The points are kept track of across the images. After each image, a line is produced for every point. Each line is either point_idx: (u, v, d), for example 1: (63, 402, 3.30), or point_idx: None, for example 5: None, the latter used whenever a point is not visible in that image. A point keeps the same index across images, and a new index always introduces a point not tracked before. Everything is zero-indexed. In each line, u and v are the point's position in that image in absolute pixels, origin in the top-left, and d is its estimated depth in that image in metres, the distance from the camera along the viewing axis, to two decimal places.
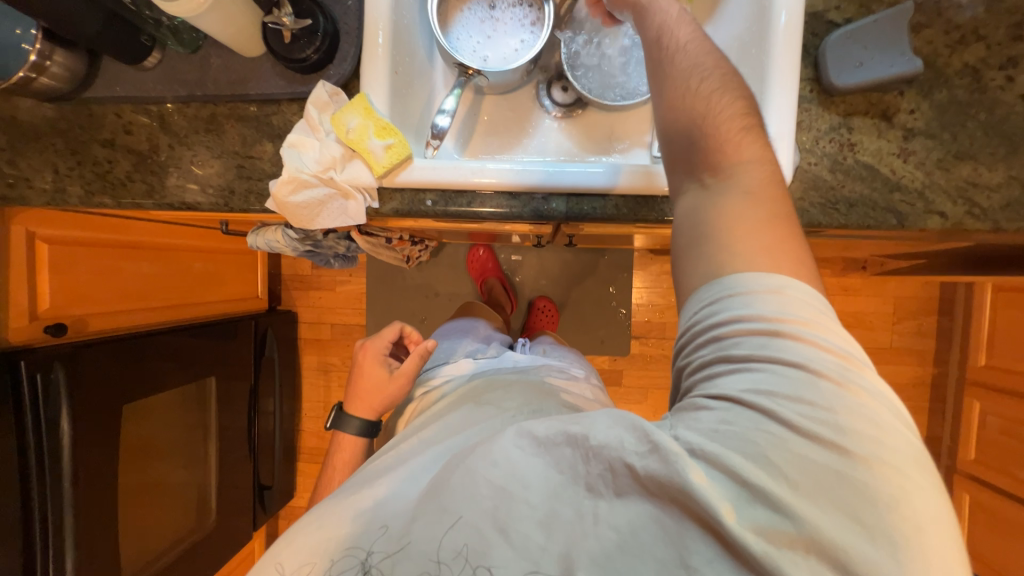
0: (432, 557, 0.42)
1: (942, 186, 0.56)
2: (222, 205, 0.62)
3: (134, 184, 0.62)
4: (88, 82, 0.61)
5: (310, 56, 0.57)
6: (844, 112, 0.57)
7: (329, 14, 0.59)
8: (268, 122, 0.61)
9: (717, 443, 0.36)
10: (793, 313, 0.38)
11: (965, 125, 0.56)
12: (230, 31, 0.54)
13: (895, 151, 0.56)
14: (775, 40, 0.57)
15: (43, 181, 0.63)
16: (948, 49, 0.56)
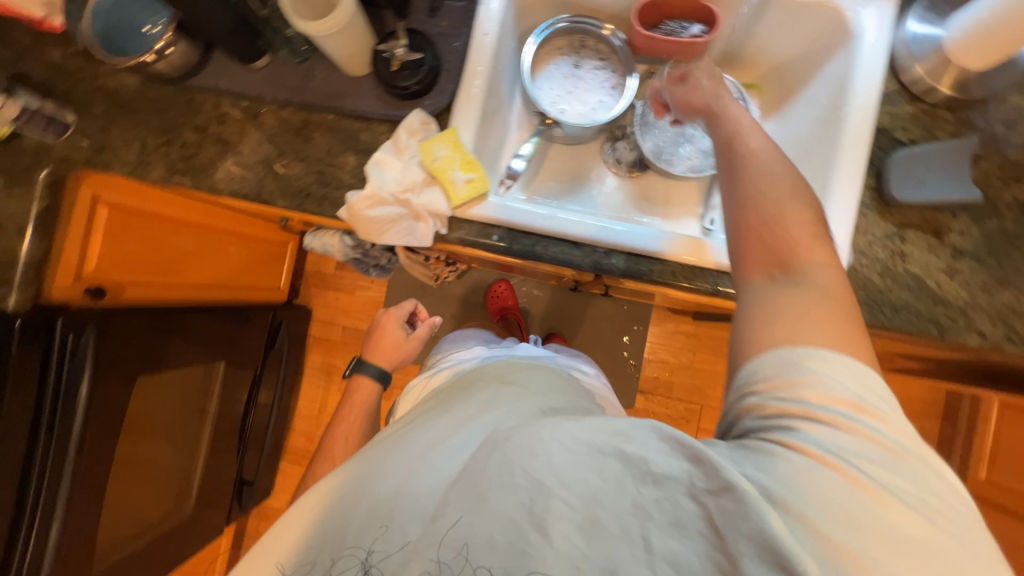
0: (433, 556, 0.42)
1: (985, 309, 0.58)
2: (295, 205, 0.64)
3: (216, 171, 0.65)
4: (196, 72, 0.65)
5: (411, 86, 0.61)
6: (899, 223, 0.61)
7: (435, 51, 0.63)
8: (356, 136, 0.64)
9: (775, 483, 0.35)
10: (870, 392, 0.37)
11: (1011, 255, 0.59)
12: (347, 51, 0.59)
13: (944, 268, 0.59)
14: (844, 148, 0.61)
15: (128, 152, 0.66)
16: (1001, 182, 0.60)
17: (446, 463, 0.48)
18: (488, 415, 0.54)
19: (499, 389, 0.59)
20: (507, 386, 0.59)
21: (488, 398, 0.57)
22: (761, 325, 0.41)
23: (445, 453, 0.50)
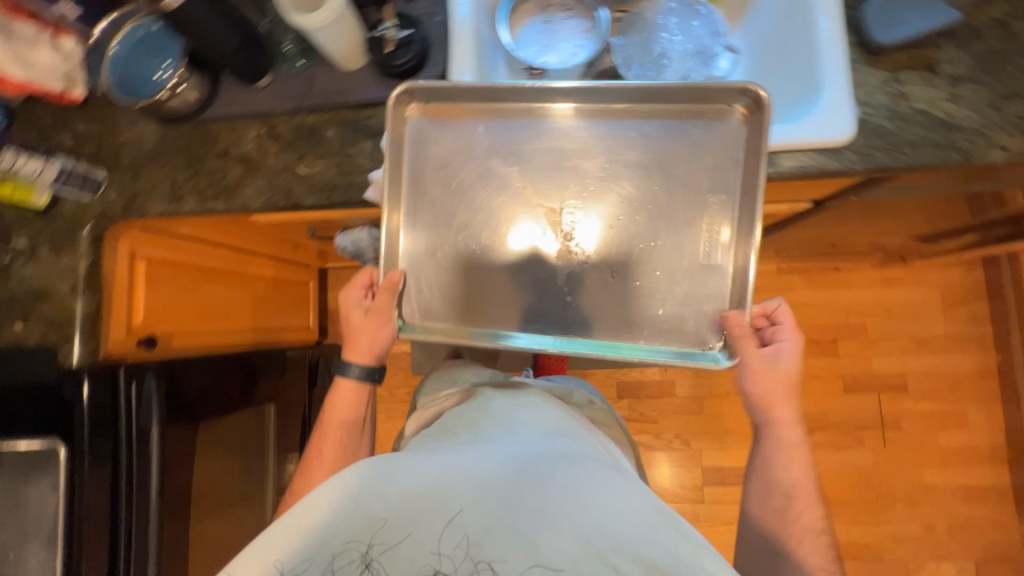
0: (434, 549, 0.58)
1: (999, 122, 0.68)
2: (324, 197, 0.78)
3: (243, 188, 0.79)
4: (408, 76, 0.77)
5: (405, 61, 0.75)
6: (891, 67, 0.70)
7: (422, 29, 0.76)
8: (365, 127, 0.78)
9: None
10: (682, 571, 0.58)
11: (1005, 69, 0.69)
12: (342, 45, 0.72)
13: (946, 96, 0.69)
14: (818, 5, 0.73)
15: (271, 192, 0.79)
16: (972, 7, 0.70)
17: (462, 496, 0.61)
18: (507, 464, 0.66)
19: (510, 445, 0.70)
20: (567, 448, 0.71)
21: (565, 469, 0.66)
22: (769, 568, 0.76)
23: (456, 472, 0.64)
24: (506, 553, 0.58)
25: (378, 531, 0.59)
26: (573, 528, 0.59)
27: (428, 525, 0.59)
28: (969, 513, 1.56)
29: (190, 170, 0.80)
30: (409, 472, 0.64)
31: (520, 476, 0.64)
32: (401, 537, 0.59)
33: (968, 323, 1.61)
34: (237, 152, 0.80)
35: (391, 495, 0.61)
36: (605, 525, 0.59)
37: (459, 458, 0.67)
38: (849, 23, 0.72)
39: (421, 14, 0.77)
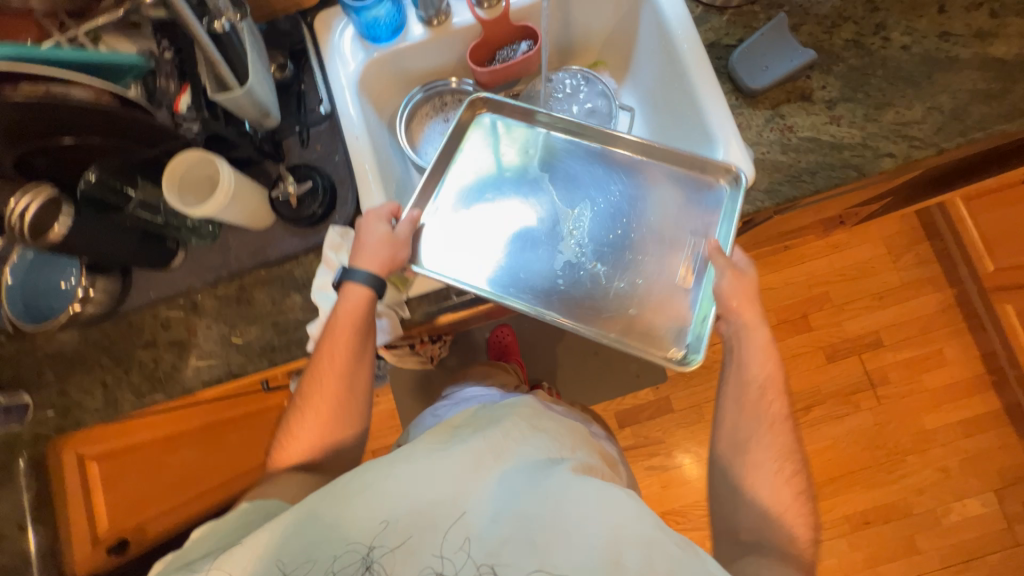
0: (435, 558, 0.51)
1: (879, 133, 0.72)
2: (266, 360, 0.75)
3: (182, 372, 0.76)
4: (322, 221, 0.76)
5: (315, 210, 0.74)
6: (771, 105, 0.74)
7: (324, 174, 0.76)
8: (292, 276, 0.76)
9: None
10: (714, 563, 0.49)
11: (870, 82, 0.74)
12: (246, 211, 0.70)
13: (827, 120, 0.73)
14: (686, 61, 0.76)
15: (212, 370, 0.76)
16: (826, 34, 0.75)
17: (476, 513, 0.53)
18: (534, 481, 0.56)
19: (535, 455, 0.60)
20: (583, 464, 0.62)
21: (593, 486, 0.55)
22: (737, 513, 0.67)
23: (472, 474, 0.56)
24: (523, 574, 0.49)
25: (393, 541, 0.52)
26: (590, 551, 0.49)
27: (437, 533, 0.52)
28: (975, 444, 1.61)
29: (120, 368, 0.77)
30: (419, 483, 0.55)
31: (542, 496, 0.54)
32: (406, 541, 0.52)
33: (919, 266, 1.68)
34: (165, 338, 0.77)
35: (399, 503, 0.54)
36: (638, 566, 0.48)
37: (482, 473, 0.57)
38: (722, 74, 0.76)
39: (320, 157, 0.78)
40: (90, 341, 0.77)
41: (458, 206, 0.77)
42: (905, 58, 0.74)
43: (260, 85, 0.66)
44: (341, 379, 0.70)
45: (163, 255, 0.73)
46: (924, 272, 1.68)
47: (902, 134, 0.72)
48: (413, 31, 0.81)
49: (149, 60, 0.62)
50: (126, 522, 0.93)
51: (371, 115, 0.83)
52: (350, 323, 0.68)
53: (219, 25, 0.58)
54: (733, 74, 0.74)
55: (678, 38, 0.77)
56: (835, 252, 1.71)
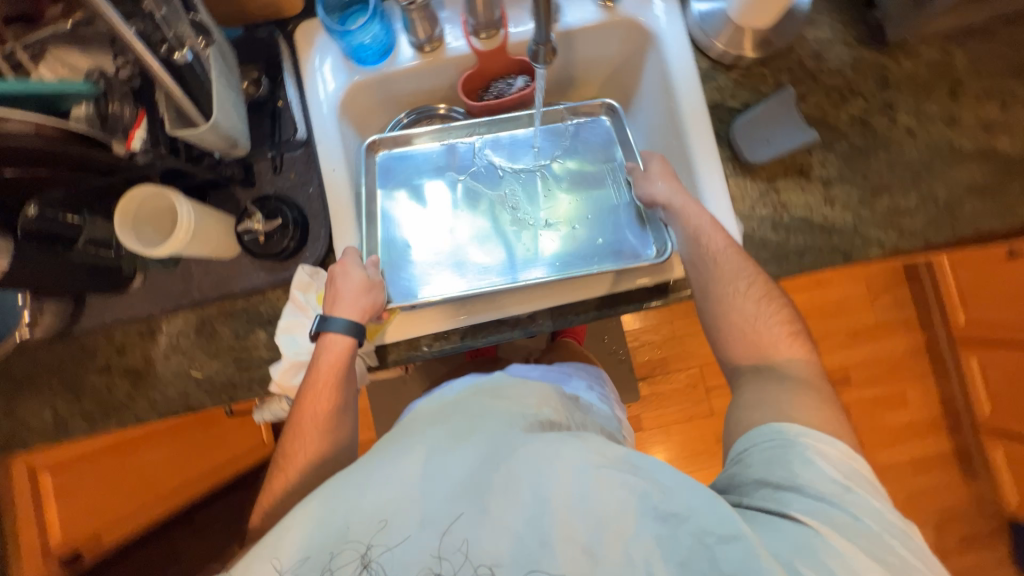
0: (432, 553, 0.51)
1: (871, 219, 0.71)
2: (226, 396, 0.73)
3: (136, 400, 0.73)
4: (294, 254, 0.71)
5: (287, 244, 0.70)
6: (768, 179, 0.72)
7: (295, 205, 0.71)
8: (257, 311, 0.73)
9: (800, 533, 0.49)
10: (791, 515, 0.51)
11: (870, 165, 0.72)
12: (209, 247, 0.66)
13: (821, 201, 0.71)
14: (687, 122, 0.73)
15: (169, 400, 0.73)
16: (833, 107, 0.72)
17: (437, 486, 0.53)
18: (493, 443, 0.57)
19: (495, 416, 0.61)
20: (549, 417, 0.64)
21: (548, 441, 0.56)
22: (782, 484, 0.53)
23: (445, 458, 0.56)
24: (492, 542, 0.51)
25: (377, 531, 0.51)
26: (543, 506, 0.52)
27: (410, 518, 0.52)
28: (922, 482, 1.68)
29: (72, 392, 0.73)
30: (380, 471, 0.55)
31: (500, 458, 0.55)
32: (381, 527, 0.52)
33: (896, 308, 1.70)
34: (120, 364, 0.73)
35: (365, 500, 0.53)
36: (603, 515, 0.51)
37: (443, 449, 0.57)
38: (722, 139, 0.73)
39: (293, 186, 0.73)
40: (38, 360, 0.73)
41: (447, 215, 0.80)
42: (909, 143, 0.72)
43: (227, 114, 0.60)
44: (333, 414, 0.67)
45: (117, 281, 0.69)
46: (899, 315, 1.70)
47: (895, 223, 0.71)
48: (402, 54, 0.75)
49: (96, 83, 0.56)
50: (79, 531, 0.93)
51: (352, 141, 0.78)
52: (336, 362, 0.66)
53: (180, 54, 0.53)
54: (735, 143, 0.71)
55: (681, 89, 0.73)
56: (817, 287, 1.71)
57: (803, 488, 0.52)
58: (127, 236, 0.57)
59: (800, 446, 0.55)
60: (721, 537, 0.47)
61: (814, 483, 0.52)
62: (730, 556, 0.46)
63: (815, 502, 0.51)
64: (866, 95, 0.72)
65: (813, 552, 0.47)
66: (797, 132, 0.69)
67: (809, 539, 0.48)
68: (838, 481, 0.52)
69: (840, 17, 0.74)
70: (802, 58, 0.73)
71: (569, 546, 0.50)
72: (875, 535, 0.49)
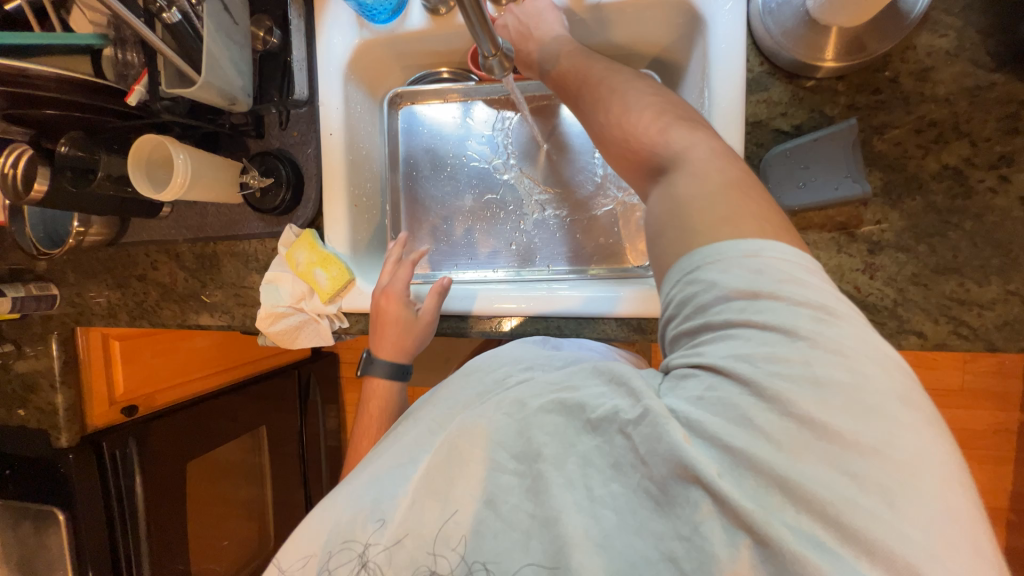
0: (429, 547, 0.43)
1: (920, 303, 0.56)
2: (226, 324, 0.83)
3: (161, 310, 0.86)
4: (289, 211, 0.75)
5: (281, 202, 0.73)
6: (798, 228, 0.59)
7: (292, 163, 0.74)
8: (255, 256, 0.80)
9: (711, 409, 0.35)
10: (726, 327, 0.36)
11: (947, 234, 0.55)
12: (212, 195, 0.71)
13: (859, 267, 0.58)
14: (709, 138, 0.60)
15: (185, 316, 0.85)
16: (921, 149, 0.55)
17: None
18: (438, 412, 0.49)
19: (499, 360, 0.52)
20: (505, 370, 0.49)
21: (488, 407, 0.45)
22: (722, 340, 0.36)
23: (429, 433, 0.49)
24: (459, 527, 0.42)
25: (377, 529, 0.45)
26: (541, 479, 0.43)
27: (404, 506, 0.45)
28: None
29: (120, 291, 0.88)
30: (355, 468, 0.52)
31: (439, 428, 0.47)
32: (379, 525, 0.45)
33: (994, 377, 1.40)
34: (153, 276, 0.86)
35: (371, 471, 0.49)
36: (536, 453, 0.42)
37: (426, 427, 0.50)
38: (751, 167, 0.60)
39: (294, 145, 0.75)
40: (97, 259, 0.88)
41: (453, 189, 0.82)
42: (1016, 216, 0.54)
43: (224, 75, 0.61)
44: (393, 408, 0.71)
45: (149, 210, 0.78)
46: (995, 386, 1.40)
47: (950, 315, 0.56)
48: (414, 14, 0.69)
49: (107, 34, 0.60)
50: (141, 390, 1.15)
51: (359, 103, 0.76)
52: (395, 345, 0.70)
53: (169, 15, 0.55)
54: (765, 176, 0.57)
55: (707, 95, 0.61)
56: None
57: (714, 320, 0.36)
58: (136, 180, 0.65)
59: (703, 262, 0.38)
60: (629, 423, 0.38)
61: (722, 306, 0.36)
62: (646, 440, 0.37)
63: (735, 337, 0.35)
64: (977, 140, 0.54)
65: (725, 407, 0.35)
66: (847, 171, 0.53)
67: (727, 386, 0.35)
68: (740, 338, 0.35)
69: (978, 22, 0.53)
70: (899, 73, 0.55)
71: (514, 504, 0.41)
72: (798, 347, 0.33)
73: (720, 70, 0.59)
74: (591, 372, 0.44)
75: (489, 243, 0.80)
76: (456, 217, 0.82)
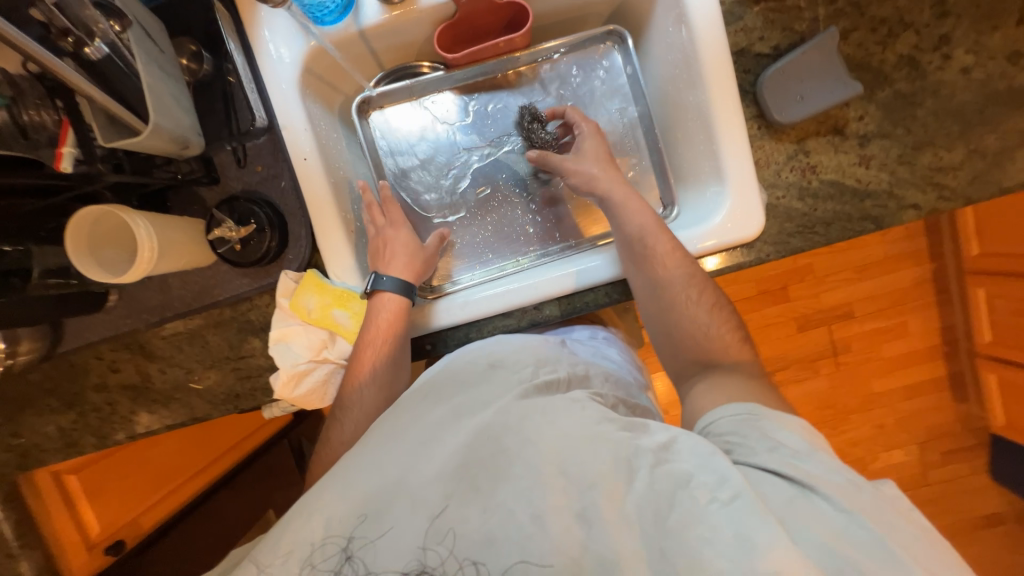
0: (416, 549, 0.44)
1: (909, 180, 0.64)
2: (231, 407, 0.71)
3: (139, 415, 0.72)
4: (275, 256, 0.65)
5: (266, 250, 0.64)
6: (797, 139, 0.64)
7: (267, 202, 0.64)
8: (246, 319, 0.69)
9: (790, 494, 0.45)
10: (780, 459, 0.47)
11: (915, 114, 0.63)
12: (183, 262, 0.60)
13: (856, 161, 0.64)
14: (704, 74, 0.63)
15: (174, 412, 0.71)
16: (880, 45, 0.62)
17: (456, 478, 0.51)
18: (478, 411, 0.51)
19: (496, 376, 0.54)
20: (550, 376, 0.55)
21: (540, 404, 0.50)
22: (769, 458, 0.48)
23: (425, 437, 0.49)
24: (447, 527, 0.44)
25: (360, 525, 0.45)
26: (538, 474, 0.45)
27: (395, 513, 0.45)
28: (915, 406, 1.74)
29: (73, 411, 0.72)
30: (365, 458, 0.49)
31: (483, 416, 0.49)
32: (363, 526, 0.45)
33: (907, 239, 1.65)
34: (115, 381, 0.71)
35: (365, 478, 0.47)
36: (595, 474, 0.44)
37: (428, 428, 0.50)
38: (746, 94, 0.64)
39: (263, 181, 0.65)
40: (30, 382, 0.71)
41: (444, 187, 0.77)
42: (963, 85, 0.62)
43: (170, 113, 0.51)
44: (406, 329, 0.64)
45: (95, 302, 0.64)
46: (909, 246, 1.65)
47: (935, 183, 0.64)
48: (367, 8, 0.63)
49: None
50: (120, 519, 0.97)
51: (323, 119, 0.67)
52: (389, 327, 0.63)
53: (92, 49, 0.44)
54: (762, 99, 0.61)
55: (689, 34, 0.63)
56: None
57: (779, 447, 0.48)
58: (87, 268, 0.52)
59: (761, 418, 0.51)
60: (722, 500, 0.42)
61: (786, 443, 0.49)
62: (728, 517, 0.41)
63: (803, 465, 0.46)
64: (920, 28, 0.61)
65: (796, 513, 0.43)
66: (838, 77, 0.59)
67: (798, 497, 0.44)
68: (793, 449, 0.48)
69: None
70: None
71: (562, 526, 0.42)
72: (853, 487, 0.45)
73: (696, 8, 0.61)
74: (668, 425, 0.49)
75: (500, 234, 0.76)
76: (458, 215, 0.77)
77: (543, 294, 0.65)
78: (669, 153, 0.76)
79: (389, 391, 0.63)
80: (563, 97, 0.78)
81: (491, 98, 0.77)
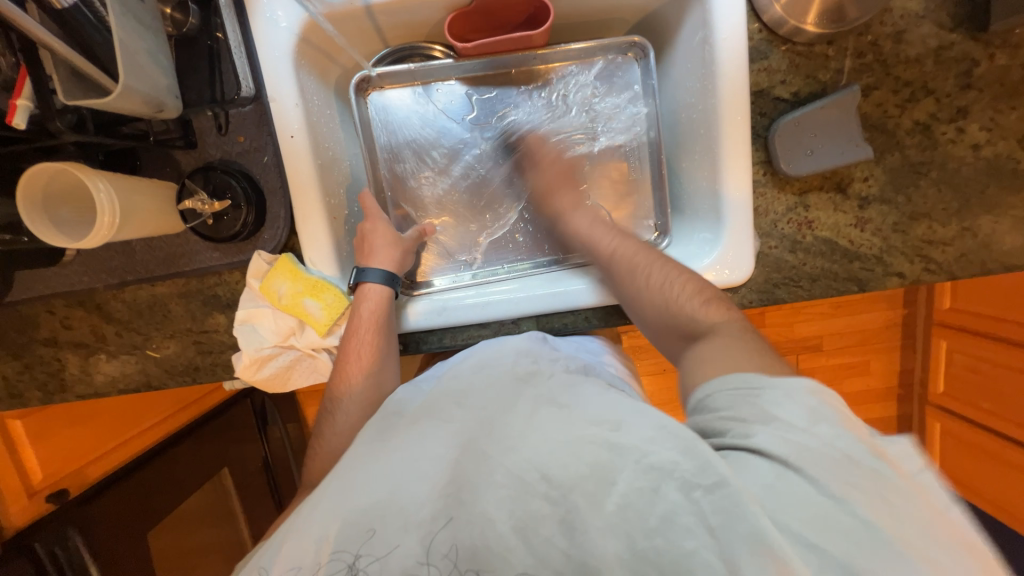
0: (419, 558, 0.41)
1: (900, 248, 0.64)
2: (189, 379, 0.69)
3: (90, 376, 0.69)
4: (250, 234, 0.62)
5: (239, 228, 0.60)
6: (800, 191, 0.63)
7: (246, 176, 0.60)
8: (213, 294, 0.66)
9: (784, 485, 0.36)
10: (768, 432, 0.38)
11: (918, 184, 0.62)
12: (148, 230, 0.56)
13: (852, 222, 0.63)
14: (720, 110, 0.60)
15: (129, 378, 0.69)
16: (898, 108, 0.60)
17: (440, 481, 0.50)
18: (460, 417, 0.51)
19: (488, 377, 0.55)
20: (532, 369, 0.55)
21: (524, 406, 0.49)
22: (763, 436, 0.38)
23: (423, 444, 0.49)
24: (446, 537, 0.42)
25: (366, 541, 0.43)
26: (519, 482, 0.43)
27: (396, 524, 0.43)
28: None
29: (20, 364, 0.68)
30: (359, 466, 0.48)
31: (469, 427, 0.50)
32: (368, 538, 0.43)
33: None
34: (68, 338, 0.68)
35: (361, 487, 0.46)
36: (580, 476, 0.41)
37: (417, 435, 0.50)
38: (757, 137, 0.62)
39: (244, 153, 0.61)
40: None
41: (436, 182, 0.74)
42: (969, 162, 0.62)
43: (145, 72, 0.47)
44: (391, 316, 0.63)
45: (49, 258, 0.60)
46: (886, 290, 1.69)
47: (923, 254, 0.64)
48: None
49: None
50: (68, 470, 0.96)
51: (316, 93, 0.63)
52: (373, 309, 0.61)
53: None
54: (773, 147, 0.60)
55: (711, 65, 0.60)
56: None
57: (771, 422, 0.39)
58: (38, 228, 0.48)
59: (763, 388, 0.41)
60: (705, 488, 0.36)
61: (782, 415, 0.39)
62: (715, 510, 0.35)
63: (790, 440, 0.37)
64: (940, 97, 0.60)
65: (784, 501, 0.35)
66: (848, 137, 0.58)
67: (782, 480, 0.36)
68: (799, 428, 0.38)
69: None
70: (878, 37, 0.59)
71: (547, 537, 0.40)
72: (855, 463, 0.36)
73: (723, 40, 0.59)
74: (648, 415, 0.44)
75: (489, 239, 0.74)
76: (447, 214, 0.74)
77: (522, 310, 0.64)
78: (671, 181, 0.74)
79: (376, 378, 0.61)
80: (572, 106, 0.75)
81: (497, 95, 0.74)
